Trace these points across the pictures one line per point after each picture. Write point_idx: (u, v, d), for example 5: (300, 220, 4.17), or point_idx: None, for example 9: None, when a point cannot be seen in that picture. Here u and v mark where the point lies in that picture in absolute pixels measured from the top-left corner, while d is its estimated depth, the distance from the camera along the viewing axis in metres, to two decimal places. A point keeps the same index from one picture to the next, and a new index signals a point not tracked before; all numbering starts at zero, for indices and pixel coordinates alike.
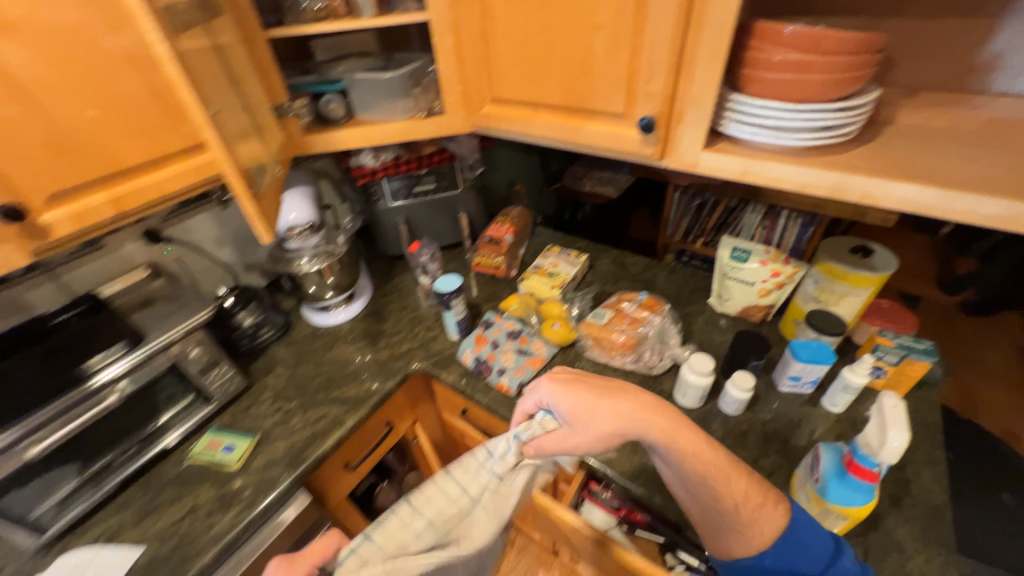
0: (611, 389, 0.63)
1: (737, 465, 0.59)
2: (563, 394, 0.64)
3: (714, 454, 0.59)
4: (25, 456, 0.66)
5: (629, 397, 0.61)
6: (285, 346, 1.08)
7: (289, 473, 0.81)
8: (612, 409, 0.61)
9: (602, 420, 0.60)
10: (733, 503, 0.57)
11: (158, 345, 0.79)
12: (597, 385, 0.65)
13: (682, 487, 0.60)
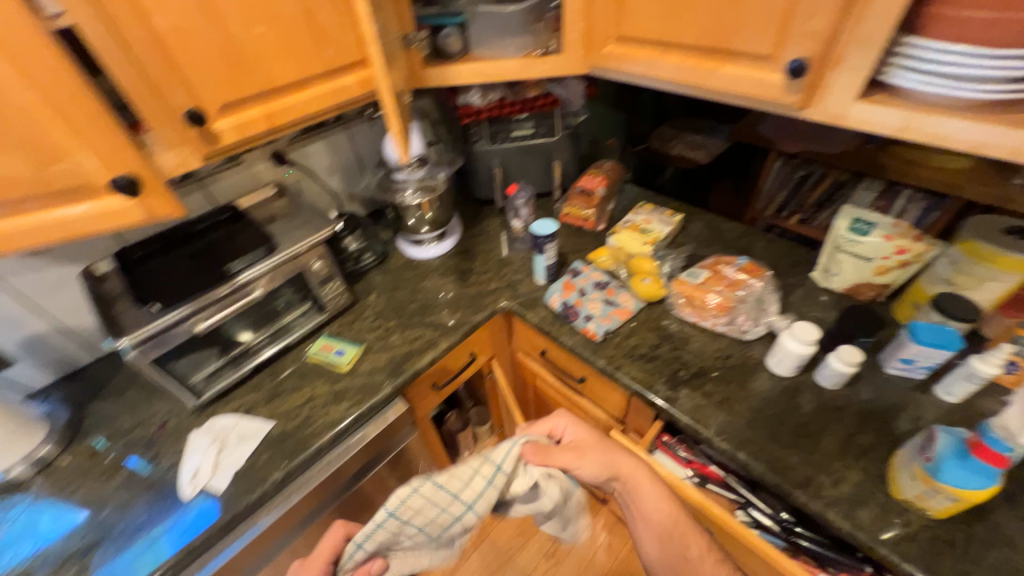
0: (608, 437, 0.76)
1: (693, 525, 0.74)
2: (573, 426, 0.77)
3: (674, 509, 0.74)
4: (192, 330, 0.79)
5: (614, 450, 0.74)
6: (382, 273, 1.17)
7: (391, 381, 0.90)
8: (605, 456, 0.73)
9: (595, 463, 0.72)
10: (696, 555, 0.70)
11: (289, 254, 0.88)
12: (598, 430, 0.77)
13: (648, 536, 0.74)
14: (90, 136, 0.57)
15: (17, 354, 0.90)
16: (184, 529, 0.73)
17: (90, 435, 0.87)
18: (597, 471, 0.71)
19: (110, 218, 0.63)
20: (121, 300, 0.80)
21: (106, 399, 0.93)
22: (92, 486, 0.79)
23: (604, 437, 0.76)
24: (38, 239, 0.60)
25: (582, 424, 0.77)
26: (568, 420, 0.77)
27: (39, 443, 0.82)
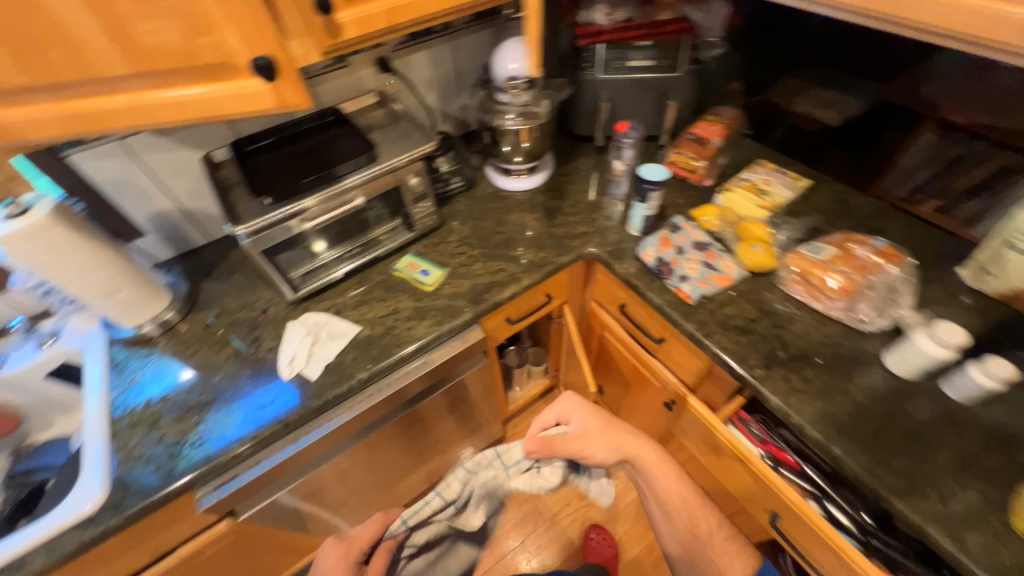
0: (611, 422, 0.88)
1: (705, 504, 0.84)
2: (579, 412, 0.88)
3: (686, 490, 0.84)
4: (297, 228, 0.83)
5: (622, 431, 0.88)
6: (468, 201, 1.15)
7: (471, 309, 0.91)
8: (611, 438, 0.87)
9: (606, 443, 0.86)
10: (706, 531, 0.81)
11: (390, 166, 0.87)
12: (604, 414, 0.89)
13: (659, 511, 0.85)
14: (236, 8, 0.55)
15: (144, 227, 0.99)
16: (272, 410, 0.80)
17: (204, 309, 0.97)
18: (601, 449, 0.86)
19: (247, 101, 0.63)
20: (235, 190, 0.84)
21: (217, 280, 1.02)
22: (206, 353, 0.89)
23: (607, 418, 0.89)
24: (186, 115, 0.63)
25: (590, 412, 0.88)
26: (568, 410, 0.89)
27: (163, 307, 0.93)
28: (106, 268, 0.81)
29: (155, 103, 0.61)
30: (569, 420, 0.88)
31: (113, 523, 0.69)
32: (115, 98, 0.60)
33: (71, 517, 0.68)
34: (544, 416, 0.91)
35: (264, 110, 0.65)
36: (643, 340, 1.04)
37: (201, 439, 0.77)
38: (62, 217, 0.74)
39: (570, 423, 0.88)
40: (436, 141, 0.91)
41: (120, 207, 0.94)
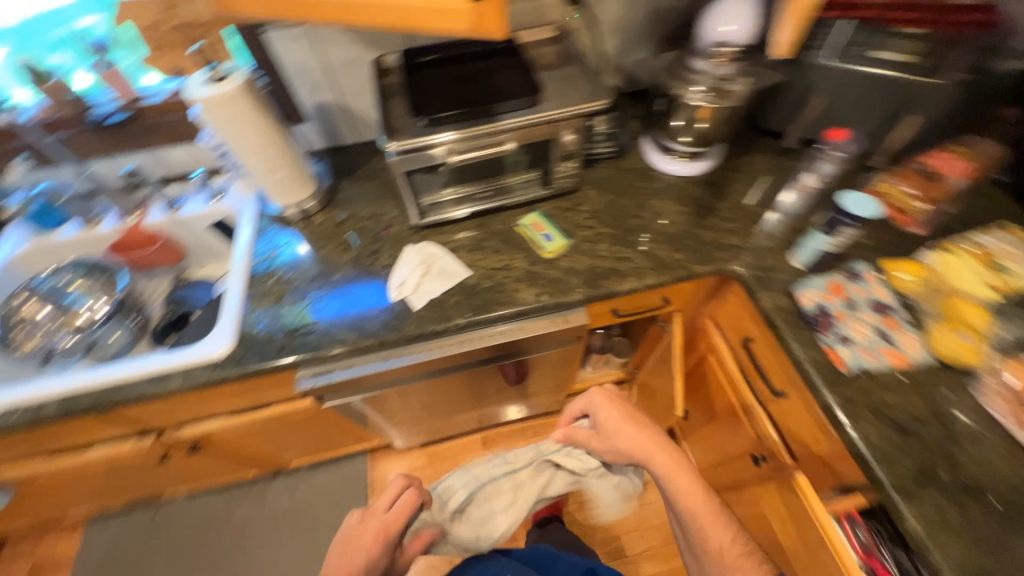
0: (634, 422, 0.81)
1: (723, 515, 0.72)
2: (605, 407, 0.83)
3: (710, 510, 0.72)
4: (442, 158, 0.80)
5: (630, 432, 0.81)
6: (612, 170, 1.04)
7: (583, 291, 0.85)
8: (630, 438, 0.80)
9: (618, 441, 0.80)
10: (716, 547, 0.68)
11: (551, 117, 0.79)
12: (625, 410, 0.83)
13: (678, 525, 0.75)
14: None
15: (307, 116, 1.05)
16: (365, 304, 0.86)
17: (338, 207, 1.02)
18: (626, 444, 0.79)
19: (440, 17, 0.58)
20: (395, 103, 0.83)
21: (354, 182, 1.06)
22: (330, 250, 0.95)
23: (627, 421, 0.81)
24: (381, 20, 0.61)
25: (612, 405, 0.83)
26: (601, 399, 0.84)
27: (306, 196, 0.99)
28: (271, 149, 0.87)
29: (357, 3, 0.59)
30: (589, 412, 0.87)
31: (232, 374, 0.79)
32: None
33: (203, 357, 0.79)
34: (574, 405, 0.90)
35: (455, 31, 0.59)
36: (757, 383, 0.91)
37: (310, 329, 0.83)
38: (248, 91, 0.79)
39: (590, 416, 0.87)
40: (607, 99, 0.80)
41: (293, 93, 1.00)
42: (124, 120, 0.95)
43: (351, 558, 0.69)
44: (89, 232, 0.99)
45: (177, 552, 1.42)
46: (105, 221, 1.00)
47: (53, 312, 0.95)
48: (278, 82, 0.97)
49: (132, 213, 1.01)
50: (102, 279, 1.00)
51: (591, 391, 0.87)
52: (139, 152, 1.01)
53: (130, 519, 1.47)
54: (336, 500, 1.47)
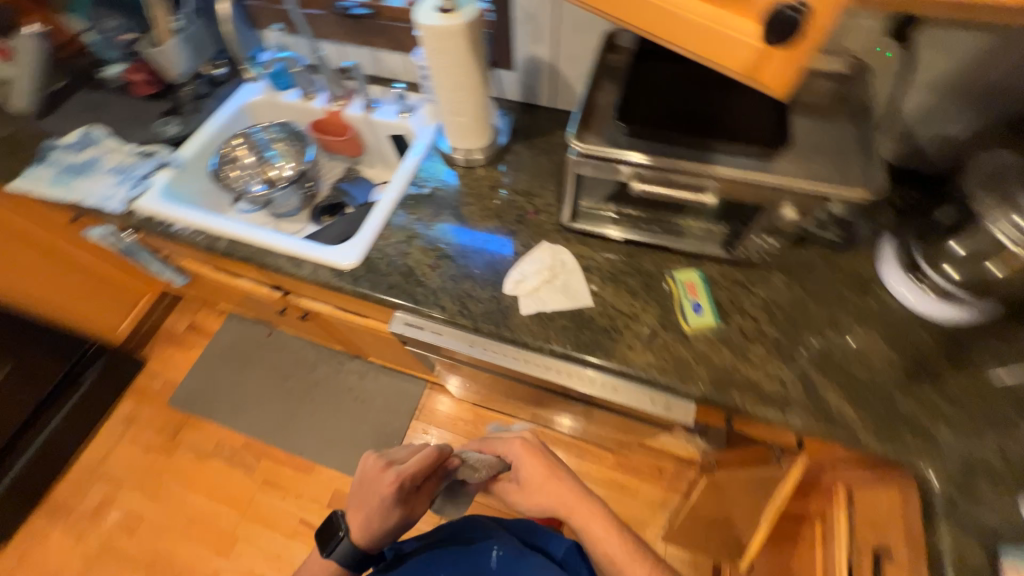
0: (557, 477, 0.80)
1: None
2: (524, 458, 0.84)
3: (632, 551, 0.71)
4: (624, 177, 0.69)
5: (551, 482, 0.80)
6: (820, 261, 0.81)
7: (704, 389, 0.70)
8: (552, 487, 0.80)
9: (542, 493, 0.80)
10: None
11: (778, 185, 0.62)
12: (550, 463, 0.82)
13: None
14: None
15: (515, 65, 0.99)
16: (481, 263, 0.85)
17: (502, 168, 0.98)
18: (539, 505, 0.80)
19: (706, 42, 0.38)
20: (607, 94, 0.72)
21: (528, 149, 1.00)
22: (473, 211, 0.92)
23: (549, 471, 0.81)
24: (615, 13, 0.41)
25: (533, 457, 0.83)
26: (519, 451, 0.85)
27: (477, 147, 0.96)
28: (465, 93, 0.84)
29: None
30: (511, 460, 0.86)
31: (347, 288, 0.85)
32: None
33: (333, 262, 0.86)
34: (495, 446, 0.89)
35: (716, 67, 0.40)
36: None
37: (423, 282, 0.84)
38: (470, 30, 0.75)
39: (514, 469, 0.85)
40: (870, 193, 0.59)
41: (513, 37, 0.95)
42: (363, 15, 1.00)
43: (373, 505, 0.71)
44: (305, 104, 1.12)
45: (271, 373, 1.73)
46: (319, 98, 1.12)
47: (255, 160, 1.12)
48: (504, 22, 0.92)
49: (338, 100, 1.10)
50: (296, 147, 1.13)
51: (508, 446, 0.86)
52: (363, 48, 1.07)
53: (253, 330, 1.83)
54: (389, 404, 1.65)
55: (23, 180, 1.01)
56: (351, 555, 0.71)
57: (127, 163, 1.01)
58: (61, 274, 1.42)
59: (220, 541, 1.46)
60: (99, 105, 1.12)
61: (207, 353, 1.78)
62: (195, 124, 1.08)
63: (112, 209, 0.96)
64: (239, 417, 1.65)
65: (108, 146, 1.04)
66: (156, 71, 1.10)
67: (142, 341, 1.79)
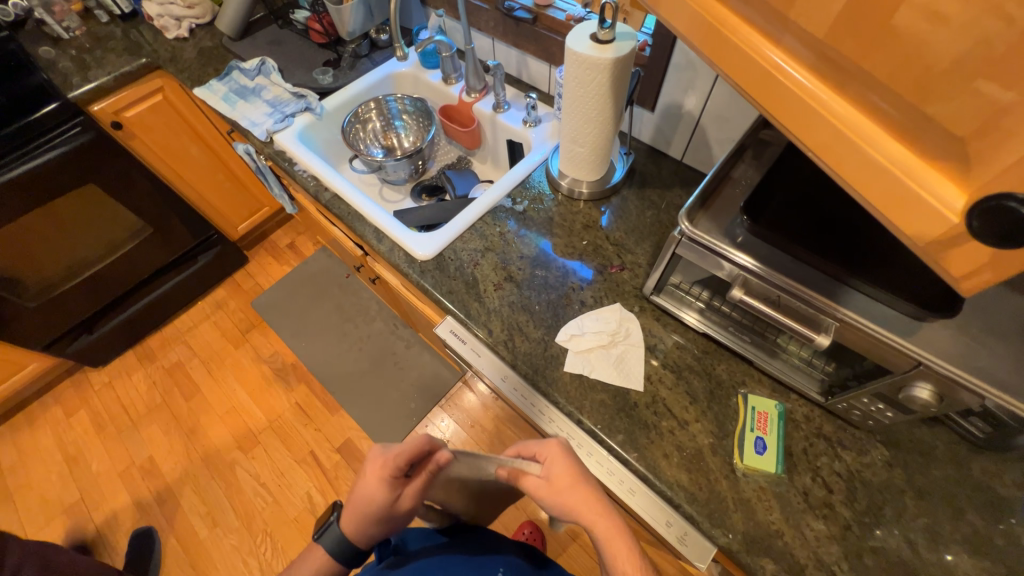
0: (585, 483, 0.61)
1: None
2: (557, 460, 0.64)
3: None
4: (727, 277, 0.60)
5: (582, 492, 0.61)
6: (942, 453, 0.64)
7: (729, 539, 0.60)
8: (581, 497, 0.60)
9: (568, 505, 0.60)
10: None
11: (917, 356, 0.49)
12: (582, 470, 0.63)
13: None
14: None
15: (656, 107, 0.92)
16: (545, 299, 0.81)
17: (604, 209, 0.92)
18: (562, 513, 0.60)
19: (879, 188, 0.29)
20: (742, 178, 0.63)
21: (638, 197, 0.93)
22: (559, 244, 0.88)
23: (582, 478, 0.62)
24: (782, 119, 0.33)
25: (567, 461, 0.64)
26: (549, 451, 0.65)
27: (586, 180, 0.91)
28: (592, 126, 0.80)
29: (770, 78, 0.32)
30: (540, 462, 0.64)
31: (412, 277, 0.86)
32: (744, 32, 0.33)
33: (409, 247, 0.87)
34: (526, 444, 0.67)
35: (888, 224, 0.29)
36: None
37: (481, 298, 0.82)
38: (618, 66, 0.70)
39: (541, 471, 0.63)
40: None
41: (664, 80, 0.88)
42: (523, 19, 0.99)
43: (360, 485, 0.67)
44: (444, 88, 1.16)
45: (337, 311, 1.88)
46: (457, 85, 1.15)
47: (381, 125, 1.21)
48: (660, 63, 0.85)
49: (473, 93, 1.11)
50: (421, 123, 1.19)
51: (552, 440, 0.66)
52: (514, 49, 1.07)
53: (337, 268, 2.00)
54: (421, 380, 1.71)
55: (204, 90, 1.18)
56: (341, 543, 0.69)
57: (281, 98, 1.14)
58: (211, 169, 1.66)
59: (244, 438, 1.63)
60: (282, 43, 1.27)
61: (295, 273, 1.99)
62: (347, 80, 1.17)
63: (256, 135, 1.08)
64: (298, 339, 1.82)
65: (273, 80, 1.18)
66: (331, 26, 1.21)
67: (251, 243, 2.05)
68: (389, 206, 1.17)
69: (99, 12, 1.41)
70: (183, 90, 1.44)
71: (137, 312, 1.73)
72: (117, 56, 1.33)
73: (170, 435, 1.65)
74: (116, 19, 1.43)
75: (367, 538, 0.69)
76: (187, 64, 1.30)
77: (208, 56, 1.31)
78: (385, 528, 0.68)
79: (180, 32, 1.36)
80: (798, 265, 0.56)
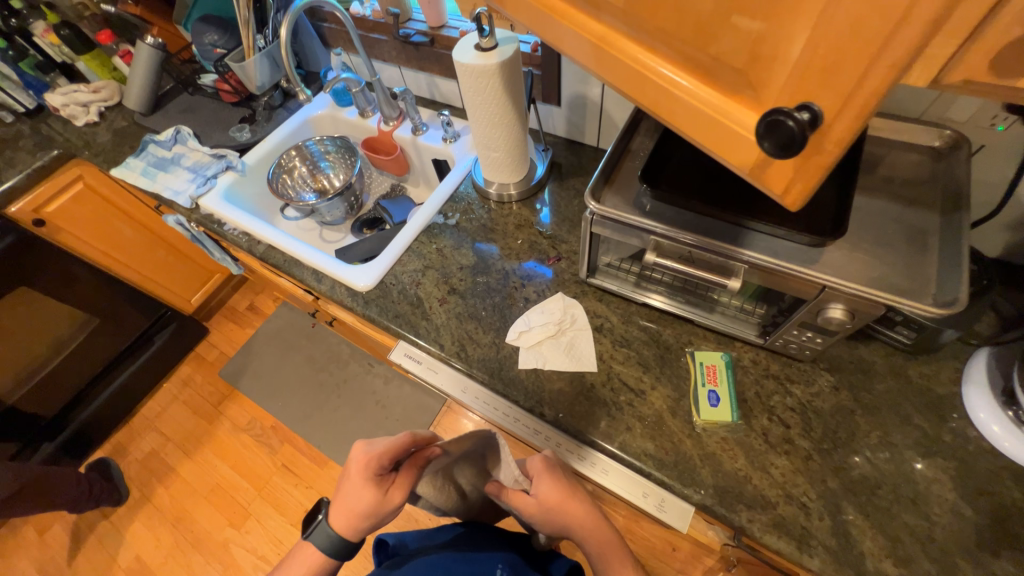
0: (574, 497, 0.65)
1: None
2: (544, 477, 0.66)
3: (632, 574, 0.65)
4: (644, 244, 0.62)
5: (576, 504, 0.66)
6: (881, 368, 0.67)
7: (702, 495, 0.61)
8: (572, 512, 0.65)
9: (553, 521, 0.66)
10: None
11: (818, 280, 0.52)
12: (570, 483, 0.67)
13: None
14: (912, 9, 0.19)
15: (562, 101, 0.96)
16: (490, 303, 0.82)
17: (534, 206, 0.94)
18: (552, 528, 0.66)
19: (704, 130, 0.31)
20: (640, 149, 0.66)
21: (563, 189, 0.96)
22: (496, 248, 0.89)
23: (572, 494, 0.66)
24: (617, 85, 0.36)
25: (556, 476, 0.67)
26: (536, 468, 0.67)
27: (511, 183, 0.94)
28: (499, 130, 0.82)
29: (597, 49, 0.35)
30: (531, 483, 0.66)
31: (358, 309, 0.86)
32: (568, 13, 0.36)
33: (349, 281, 0.87)
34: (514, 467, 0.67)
35: (718, 159, 0.32)
36: None
37: (428, 315, 0.82)
38: (506, 69, 0.73)
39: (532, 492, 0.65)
40: (948, 312, 0.46)
41: (562, 76, 0.92)
42: (421, 43, 1.02)
43: (345, 484, 0.63)
44: (362, 121, 1.18)
45: (309, 363, 1.85)
46: (374, 117, 1.17)
47: (307, 169, 1.21)
48: (553, 60, 0.89)
49: (390, 121, 1.13)
50: (346, 160, 1.20)
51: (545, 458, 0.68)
52: (420, 72, 1.10)
53: (302, 319, 1.97)
54: (406, 414, 1.68)
55: (122, 169, 1.16)
56: (330, 543, 0.62)
57: (202, 162, 1.14)
58: (150, 249, 1.62)
59: (234, 514, 1.56)
60: (196, 109, 1.27)
61: (260, 334, 1.95)
62: (263, 133, 1.19)
63: (181, 203, 1.08)
64: (274, 399, 1.77)
65: (190, 146, 1.18)
66: (240, 84, 1.22)
67: (209, 313, 2.00)
68: (330, 246, 1.17)
69: (2, 113, 1.38)
70: (103, 173, 1.41)
71: (98, 408, 1.66)
72: (28, 154, 1.31)
73: (156, 529, 1.57)
74: (22, 116, 1.41)
75: (357, 535, 0.63)
76: (102, 148, 1.28)
77: (122, 136, 1.30)
78: (375, 527, 0.63)
79: (90, 117, 1.34)
80: (700, 219, 0.58)
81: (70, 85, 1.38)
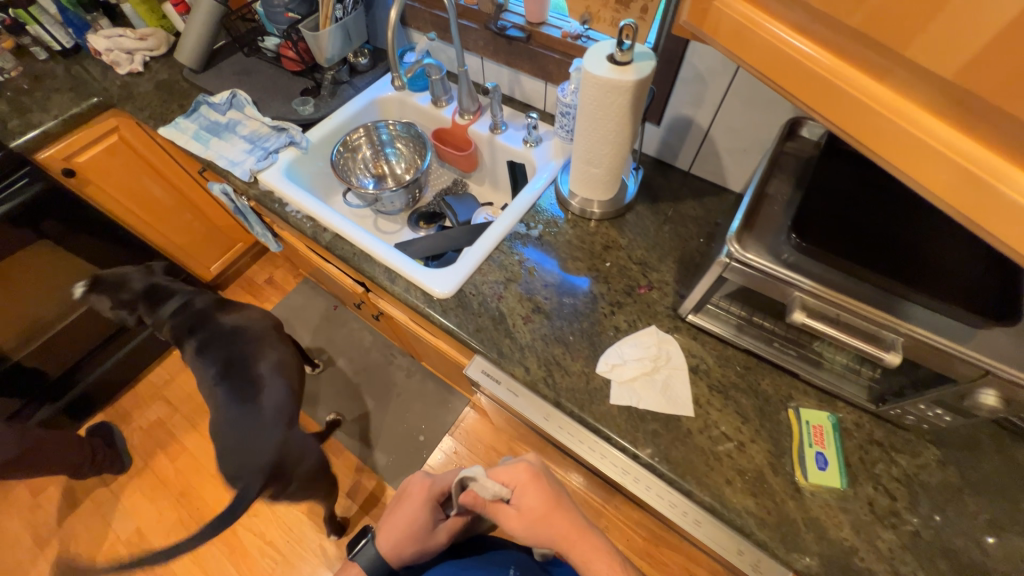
0: (559, 510, 0.66)
1: None
2: (530, 488, 0.68)
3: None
4: (780, 297, 0.59)
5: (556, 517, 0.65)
6: (988, 445, 0.66)
7: (807, 560, 0.59)
8: (552, 530, 0.64)
9: (533, 536, 0.65)
10: None
11: (984, 367, 0.49)
12: (556, 495, 0.68)
13: None
14: None
15: (662, 121, 0.92)
16: (577, 327, 0.78)
17: (620, 227, 0.90)
18: (536, 541, 0.64)
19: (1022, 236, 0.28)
20: (777, 194, 0.63)
21: (652, 213, 0.92)
22: (580, 267, 0.85)
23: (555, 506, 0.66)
24: (903, 169, 0.33)
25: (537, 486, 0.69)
26: (522, 480, 0.69)
27: (600, 200, 0.89)
28: (610, 146, 0.77)
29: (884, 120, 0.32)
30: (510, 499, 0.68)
31: (433, 316, 0.81)
32: (860, 81, 0.32)
33: (426, 285, 0.82)
34: (501, 473, 0.71)
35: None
36: None
37: (512, 334, 0.78)
38: (639, 87, 0.68)
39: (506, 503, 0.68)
40: None
41: (670, 95, 0.87)
42: (516, 37, 0.96)
43: (402, 507, 0.74)
44: (434, 110, 1.12)
45: (328, 346, 1.79)
46: (448, 107, 1.11)
47: (371, 154, 1.15)
48: (666, 78, 0.85)
49: (466, 114, 1.07)
50: (414, 149, 1.14)
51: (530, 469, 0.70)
52: (506, 67, 1.04)
53: (322, 299, 1.90)
54: (427, 409, 1.64)
55: (170, 129, 1.08)
56: (376, 562, 0.72)
57: (261, 133, 1.06)
58: (179, 211, 1.54)
59: None
60: (254, 74, 1.19)
61: (277, 309, 1.88)
62: (328, 109, 1.11)
63: (237, 174, 1.00)
64: None
65: (248, 114, 1.10)
66: (306, 52, 1.14)
67: (225, 283, 1.92)
68: (387, 237, 1.11)
69: (35, 49, 1.27)
70: (141, 127, 1.31)
71: (105, 372, 1.58)
72: (62, 96, 1.20)
73: (158, 502, 1.51)
74: (56, 55, 1.30)
75: (402, 559, 0.72)
76: (146, 101, 1.19)
77: (168, 91, 1.21)
78: (417, 552, 0.72)
79: (134, 66, 1.25)
80: (852, 283, 0.55)
81: (113, 28, 1.27)
